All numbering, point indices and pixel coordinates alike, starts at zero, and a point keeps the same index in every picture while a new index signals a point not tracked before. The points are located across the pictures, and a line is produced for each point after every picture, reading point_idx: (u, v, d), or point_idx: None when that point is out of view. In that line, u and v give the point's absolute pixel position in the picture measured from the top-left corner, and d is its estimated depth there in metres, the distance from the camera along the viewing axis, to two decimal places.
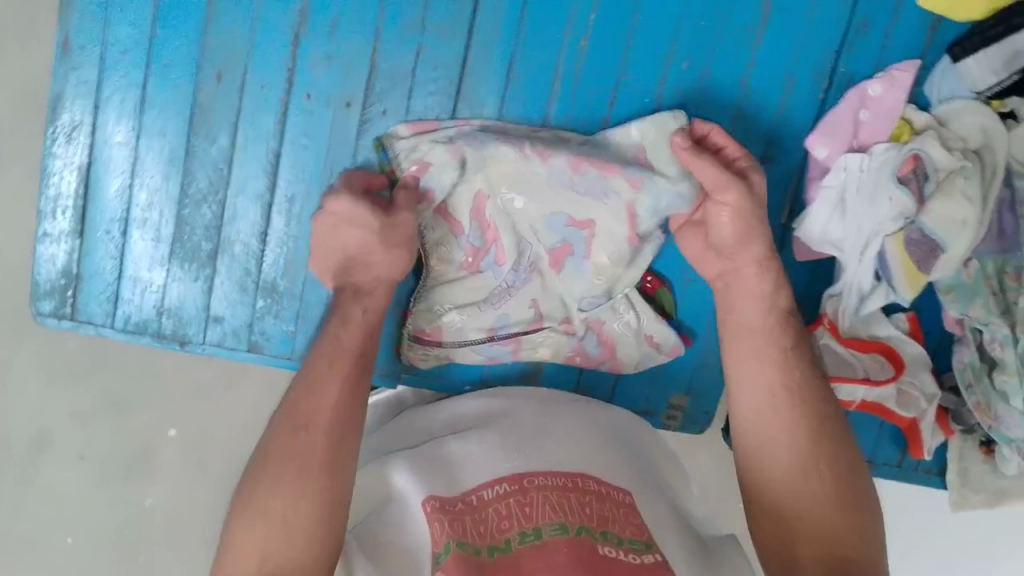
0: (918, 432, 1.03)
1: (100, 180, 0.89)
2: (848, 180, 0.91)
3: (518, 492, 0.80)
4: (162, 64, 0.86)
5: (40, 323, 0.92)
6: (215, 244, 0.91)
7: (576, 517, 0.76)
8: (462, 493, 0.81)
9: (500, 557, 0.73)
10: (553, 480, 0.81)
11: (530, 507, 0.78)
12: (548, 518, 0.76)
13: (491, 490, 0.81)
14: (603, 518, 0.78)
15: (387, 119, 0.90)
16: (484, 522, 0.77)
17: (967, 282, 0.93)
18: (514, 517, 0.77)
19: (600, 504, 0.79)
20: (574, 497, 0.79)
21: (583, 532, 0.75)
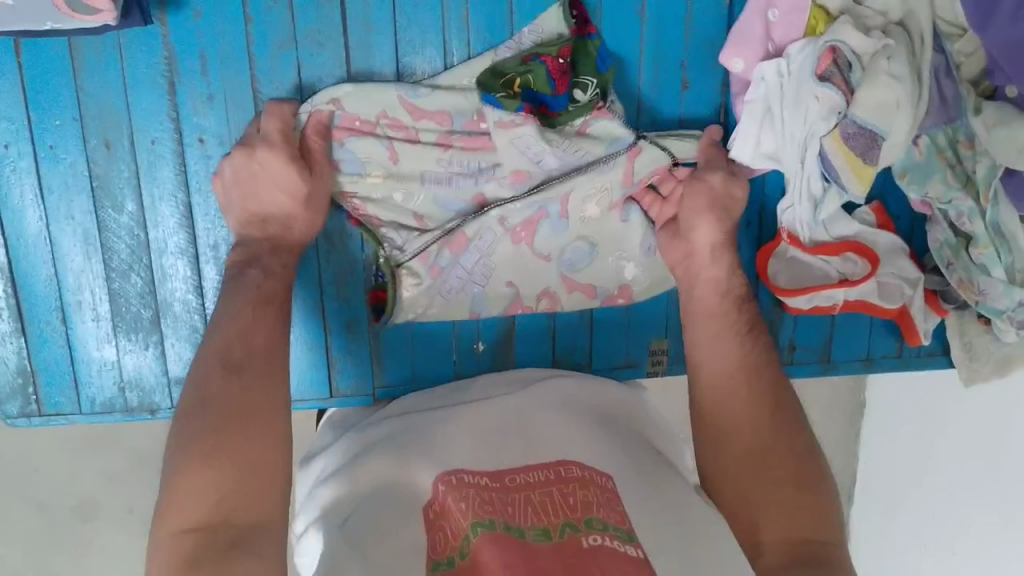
0: (910, 318, 0.99)
1: (24, 275, 0.88)
2: (771, 89, 0.87)
3: (502, 492, 0.77)
4: (48, 146, 0.85)
5: (12, 424, 0.93)
6: (155, 308, 0.90)
7: (558, 515, 0.73)
8: (444, 474, 0.79)
9: (481, 537, 0.70)
10: (534, 477, 0.79)
11: (512, 507, 0.75)
12: (530, 522, 0.73)
13: (472, 476, 0.79)
14: (586, 504, 0.74)
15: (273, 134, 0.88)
16: (466, 502, 0.74)
17: (919, 162, 0.89)
18: (497, 509, 0.74)
19: (583, 491, 0.75)
20: (557, 490, 0.76)
21: (566, 529, 0.71)
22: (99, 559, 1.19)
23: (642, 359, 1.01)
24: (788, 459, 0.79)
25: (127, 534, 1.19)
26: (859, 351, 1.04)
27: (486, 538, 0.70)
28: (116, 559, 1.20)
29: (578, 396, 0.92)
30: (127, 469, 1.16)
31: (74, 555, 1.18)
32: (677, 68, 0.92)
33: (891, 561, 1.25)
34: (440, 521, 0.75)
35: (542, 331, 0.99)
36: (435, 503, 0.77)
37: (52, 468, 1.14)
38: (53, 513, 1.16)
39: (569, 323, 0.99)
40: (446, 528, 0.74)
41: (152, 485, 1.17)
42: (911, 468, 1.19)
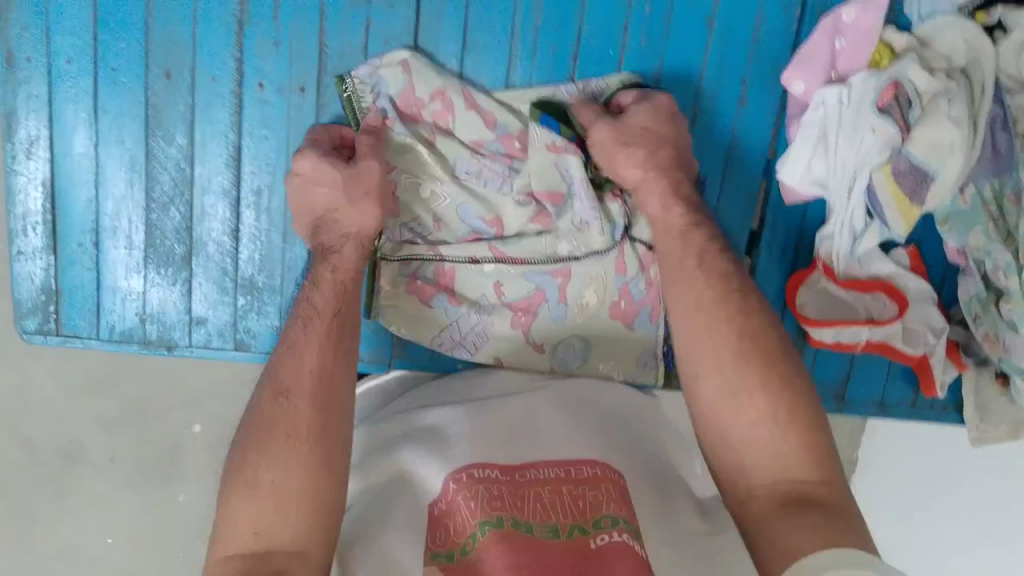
0: (929, 368, 0.99)
1: (66, 194, 0.89)
2: (828, 115, 0.88)
3: (512, 487, 0.78)
4: (110, 69, 0.86)
5: (27, 341, 0.93)
6: (188, 245, 0.90)
7: (569, 516, 0.74)
8: (454, 471, 0.79)
9: (491, 534, 0.72)
10: (545, 473, 0.79)
11: (521, 502, 0.76)
12: (540, 518, 0.74)
13: (483, 471, 0.79)
14: (596, 503, 0.76)
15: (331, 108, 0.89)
16: (474, 502, 0.75)
17: (964, 210, 0.90)
18: (507, 505, 0.75)
19: (594, 492, 0.77)
20: (568, 491, 0.77)
21: (575, 530, 0.73)
22: (80, 501, 1.18)
23: (655, 369, 0.98)
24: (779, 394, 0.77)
25: (112, 478, 1.17)
26: (873, 394, 1.04)
27: (497, 536, 0.72)
28: (96, 504, 1.18)
29: (594, 393, 0.91)
30: (121, 416, 1.15)
31: (55, 493, 1.17)
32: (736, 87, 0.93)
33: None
34: (444, 517, 0.76)
35: None
36: (441, 501, 0.77)
37: (53, 397, 1.13)
38: (41, 449, 1.15)
39: None
40: (449, 525, 0.75)
41: (146, 433, 1.16)
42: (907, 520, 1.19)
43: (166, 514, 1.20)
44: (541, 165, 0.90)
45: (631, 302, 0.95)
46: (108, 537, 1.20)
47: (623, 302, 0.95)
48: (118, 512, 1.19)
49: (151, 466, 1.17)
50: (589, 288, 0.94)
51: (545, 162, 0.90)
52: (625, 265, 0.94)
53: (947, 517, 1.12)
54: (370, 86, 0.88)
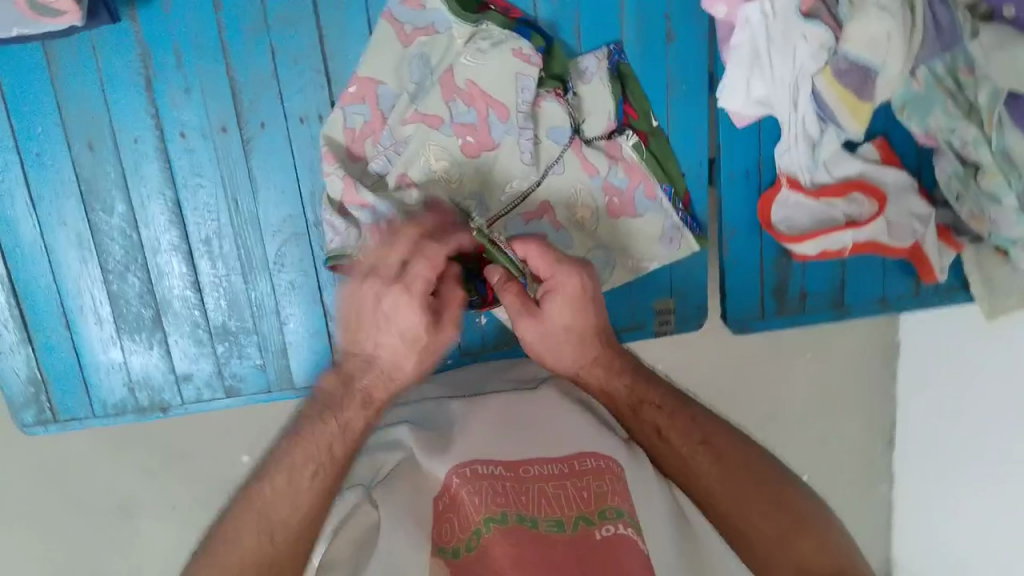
0: (924, 256, 0.96)
1: (26, 285, 0.89)
2: (756, 34, 0.82)
3: (515, 483, 0.81)
4: (34, 154, 0.85)
5: (29, 432, 0.94)
6: (155, 306, 0.91)
7: (572, 508, 0.79)
8: (457, 466, 0.81)
9: (496, 529, 0.76)
10: (548, 470, 0.82)
11: (524, 496, 0.80)
12: (545, 514, 0.79)
13: (486, 466, 0.82)
14: (601, 495, 0.80)
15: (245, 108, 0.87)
16: (480, 497, 0.78)
17: (919, 94, 0.86)
18: (511, 501, 0.79)
19: (595, 484, 0.80)
20: (572, 484, 0.81)
21: (580, 523, 0.78)
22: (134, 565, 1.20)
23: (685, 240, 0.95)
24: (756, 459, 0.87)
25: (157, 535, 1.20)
26: (873, 292, 1.01)
27: (502, 530, 0.76)
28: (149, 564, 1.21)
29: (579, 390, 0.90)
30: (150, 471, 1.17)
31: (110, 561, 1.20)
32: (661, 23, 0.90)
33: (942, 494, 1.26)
34: (449, 510, 0.79)
35: None
36: (446, 493, 0.80)
37: (80, 472, 1.16)
38: (83, 520, 1.17)
39: None
40: (454, 519, 0.78)
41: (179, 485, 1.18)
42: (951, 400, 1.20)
43: None
44: (494, 73, 0.87)
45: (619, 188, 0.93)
46: None
47: (618, 200, 0.93)
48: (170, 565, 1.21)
49: (193, 515, 1.19)
50: (579, 204, 0.93)
51: (507, 68, 0.87)
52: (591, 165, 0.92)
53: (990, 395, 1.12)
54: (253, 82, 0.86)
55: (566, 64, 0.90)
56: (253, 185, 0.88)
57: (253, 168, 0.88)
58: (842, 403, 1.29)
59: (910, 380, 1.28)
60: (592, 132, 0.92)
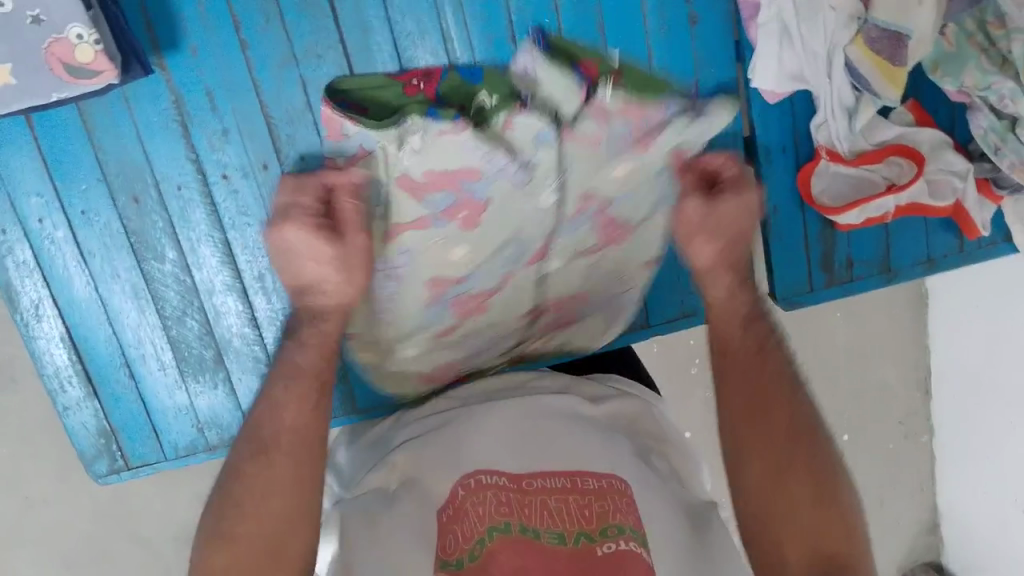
0: (966, 213, 0.97)
1: (86, 339, 0.90)
2: (782, 7, 0.83)
3: (518, 494, 0.71)
4: (81, 211, 0.86)
5: (104, 483, 0.95)
6: (215, 346, 0.92)
7: (575, 523, 0.69)
8: (464, 477, 0.73)
9: (500, 540, 0.67)
10: (553, 482, 0.73)
11: (528, 509, 0.70)
12: (548, 525, 0.69)
13: (492, 476, 0.73)
14: (603, 513, 0.69)
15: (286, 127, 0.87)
16: (483, 507, 0.70)
17: (952, 52, 0.86)
18: (515, 512, 0.70)
19: (599, 501, 0.70)
20: (574, 501, 0.71)
21: (581, 539, 0.68)
22: None
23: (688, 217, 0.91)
24: (804, 470, 0.75)
25: None
26: (919, 253, 1.01)
27: (505, 540, 0.67)
28: None
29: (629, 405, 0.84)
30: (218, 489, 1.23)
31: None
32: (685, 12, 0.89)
33: (976, 445, 1.29)
34: (452, 524, 0.70)
35: None
36: (450, 507, 0.72)
37: (152, 496, 1.21)
38: (157, 541, 1.23)
39: None
40: (458, 530, 0.69)
41: None
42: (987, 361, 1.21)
43: None
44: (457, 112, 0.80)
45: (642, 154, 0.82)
46: None
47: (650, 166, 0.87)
48: None
49: None
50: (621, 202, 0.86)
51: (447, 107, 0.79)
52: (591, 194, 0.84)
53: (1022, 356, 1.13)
54: (288, 119, 0.87)
55: (506, 80, 0.83)
56: None
57: None
58: (877, 349, 1.36)
59: (948, 329, 1.30)
60: (572, 113, 0.79)
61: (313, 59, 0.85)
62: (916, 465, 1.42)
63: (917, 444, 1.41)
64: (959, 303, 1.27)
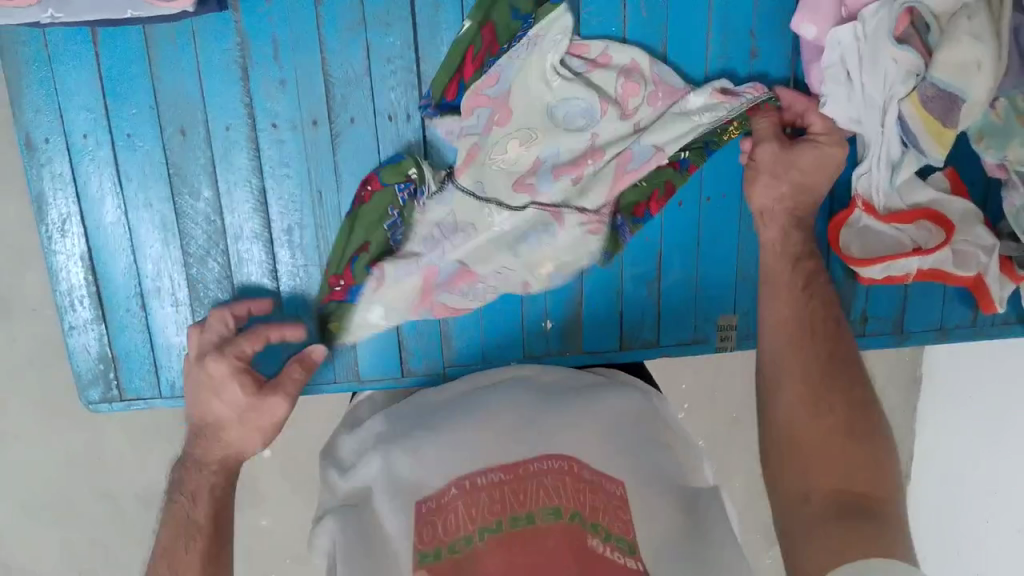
0: (986, 287, 0.98)
1: (105, 263, 0.90)
2: (846, 53, 0.84)
3: (512, 483, 0.70)
4: (125, 135, 0.87)
5: (95, 411, 0.95)
6: (231, 292, 0.91)
7: (570, 503, 0.67)
8: (455, 480, 0.72)
9: (490, 540, 0.65)
10: (545, 470, 0.71)
11: (522, 495, 0.68)
12: (540, 505, 0.67)
13: (486, 477, 0.71)
14: (592, 497, 0.69)
15: (344, 88, 0.88)
16: (473, 507, 0.68)
17: (999, 125, 0.87)
18: (505, 505, 0.68)
19: (592, 496, 0.68)
20: (568, 485, 0.69)
21: (576, 516, 0.66)
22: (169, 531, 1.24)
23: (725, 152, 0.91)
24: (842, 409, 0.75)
25: None
26: (932, 320, 1.03)
27: (495, 539, 0.65)
28: None
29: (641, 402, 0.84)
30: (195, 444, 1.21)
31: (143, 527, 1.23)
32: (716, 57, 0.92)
33: (947, 534, 1.29)
34: (433, 516, 0.69)
35: (609, 308, 0.99)
36: (430, 500, 0.70)
37: (132, 439, 1.19)
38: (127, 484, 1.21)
39: (636, 301, 0.99)
40: (439, 523, 0.67)
41: None
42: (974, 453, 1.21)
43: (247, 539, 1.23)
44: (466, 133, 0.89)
45: (645, 86, 0.90)
46: None
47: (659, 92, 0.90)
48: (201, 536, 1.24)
49: None
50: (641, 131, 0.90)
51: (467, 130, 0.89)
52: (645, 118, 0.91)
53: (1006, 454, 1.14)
54: (345, 80, 0.88)
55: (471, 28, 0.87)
56: (336, 178, 0.90)
57: (339, 164, 0.90)
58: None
59: (941, 412, 1.30)
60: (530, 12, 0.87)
61: (384, 23, 0.86)
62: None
63: None
64: (954, 387, 1.27)
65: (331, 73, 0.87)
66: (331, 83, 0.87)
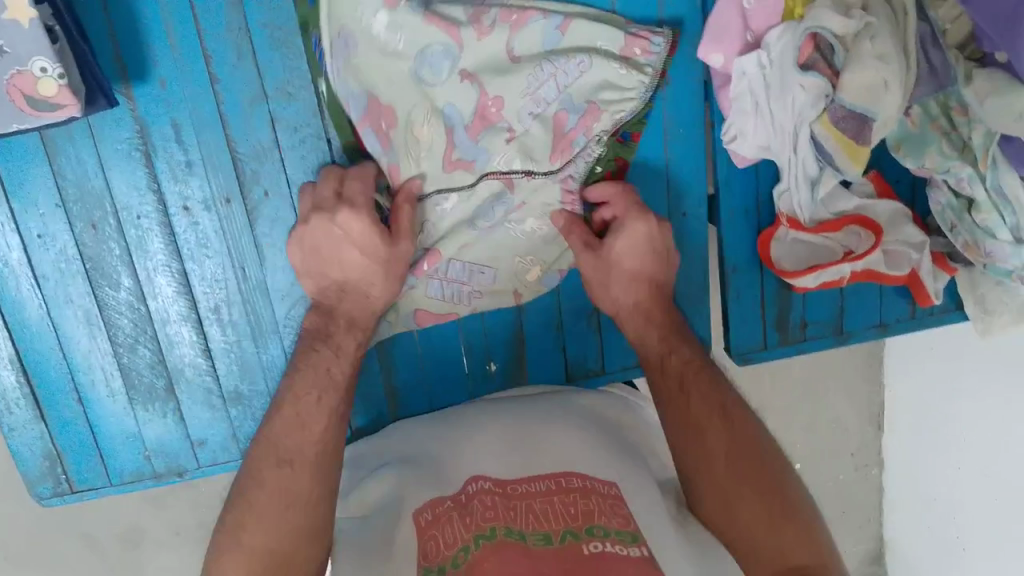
0: (920, 281, 0.99)
1: (35, 362, 0.89)
2: (753, 83, 0.83)
3: (504, 498, 0.76)
4: (36, 236, 0.85)
5: (47, 504, 0.94)
6: (167, 376, 0.91)
7: (561, 523, 0.72)
8: (466, 484, 0.79)
9: (488, 544, 0.69)
10: (540, 487, 0.77)
11: (513, 511, 0.74)
12: (532, 528, 0.72)
13: (475, 485, 0.78)
14: (588, 513, 0.73)
15: (255, 165, 0.86)
16: (470, 517, 0.73)
17: (915, 133, 0.87)
18: (500, 514, 0.73)
19: (584, 502, 0.74)
20: (559, 501, 0.75)
21: (568, 536, 0.70)
22: None
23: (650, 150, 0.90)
24: (750, 460, 0.80)
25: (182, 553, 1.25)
26: (872, 318, 1.03)
27: (492, 544, 0.69)
28: None
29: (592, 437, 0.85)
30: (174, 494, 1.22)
31: None
32: None
33: (920, 489, 1.32)
34: (433, 528, 0.73)
35: (551, 344, 0.99)
36: (428, 513, 0.75)
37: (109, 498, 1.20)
38: (111, 541, 1.22)
39: (578, 334, 0.99)
40: (439, 536, 0.72)
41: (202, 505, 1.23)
42: (939, 417, 1.23)
43: None
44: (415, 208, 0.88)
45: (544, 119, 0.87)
46: None
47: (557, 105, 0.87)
48: None
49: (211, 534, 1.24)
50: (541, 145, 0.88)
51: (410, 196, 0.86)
52: (569, 144, 0.88)
53: (968, 419, 1.16)
54: (254, 155, 0.86)
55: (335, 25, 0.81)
56: (258, 251, 0.89)
57: (259, 237, 0.89)
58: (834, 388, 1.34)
59: (900, 381, 1.32)
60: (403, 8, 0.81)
61: (291, 92, 0.85)
62: (865, 495, 1.43)
63: (867, 476, 1.42)
64: (911, 358, 1.29)
65: (237, 149, 0.85)
66: (240, 158, 0.86)
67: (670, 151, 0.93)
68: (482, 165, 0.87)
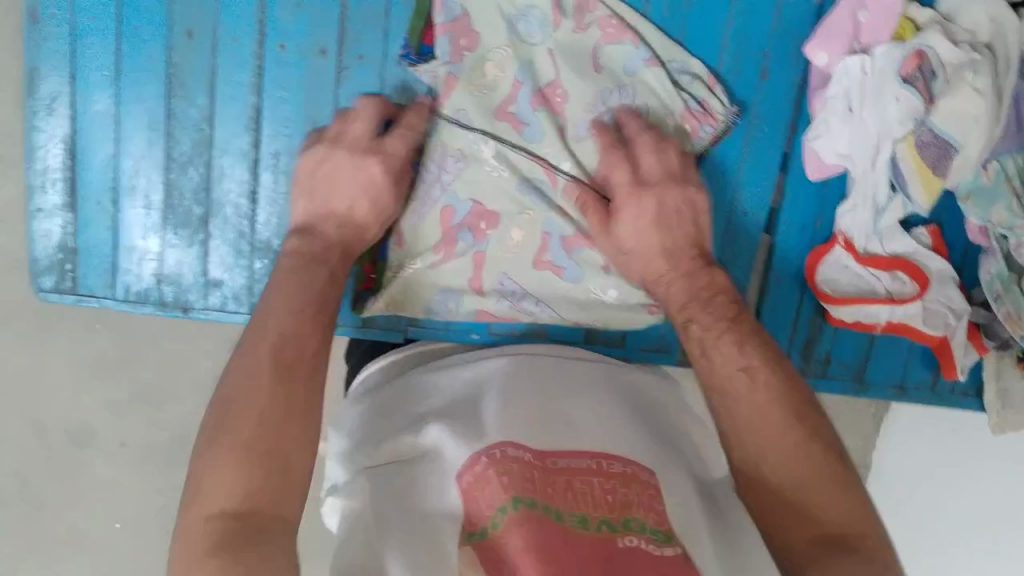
0: (948, 350, 0.97)
1: (86, 152, 0.89)
2: (852, 86, 0.85)
3: (544, 471, 0.68)
4: (133, 29, 0.87)
5: (43, 300, 0.92)
6: (206, 206, 0.90)
7: (597, 508, 0.66)
8: (494, 445, 0.70)
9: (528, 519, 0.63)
10: (577, 462, 0.70)
11: (552, 488, 0.67)
12: (569, 507, 0.66)
13: (515, 449, 0.69)
14: (626, 503, 0.67)
15: (359, 30, 0.88)
16: (508, 480, 0.66)
17: (987, 186, 0.88)
18: (538, 488, 0.66)
19: (625, 489, 0.68)
20: (598, 484, 0.68)
21: (604, 526, 0.65)
22: (81, 489, 1.13)
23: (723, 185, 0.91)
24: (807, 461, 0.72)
25: (118, 467, 1.13)
26: (894, 377, 1.02)
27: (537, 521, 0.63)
28: (95, 493, 1.14)
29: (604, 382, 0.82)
30: (132, 399, 1.12)
31: (58, 479, 1.13)
32: (726, 70, 0.93)
33: None
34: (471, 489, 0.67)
35: None
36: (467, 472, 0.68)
37: (62, 379, 1.10)
38: (48, 429, 1.11)
39: None
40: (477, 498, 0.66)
41: (156, 421, 1.12)
42: (932, 536, 1.15)
43: (168, 504, 1.15)
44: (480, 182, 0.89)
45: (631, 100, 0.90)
46: (116, 521, 1.15)
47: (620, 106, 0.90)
48: (116, 499, 1.14)
49: (159, 451, 1.13)
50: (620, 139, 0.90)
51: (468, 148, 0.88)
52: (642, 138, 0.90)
53: (954, 534, 1.12)
54: (360, 20, 0.88)
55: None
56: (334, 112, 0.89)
57: (338, 99, 0.89)
58: None
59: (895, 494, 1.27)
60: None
61: None
62: None
63: None
64: None
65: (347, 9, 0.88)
66: (347, 18, 0.88)
67: (747, 146, 0.95)
68: (530, 132, 0.89)
